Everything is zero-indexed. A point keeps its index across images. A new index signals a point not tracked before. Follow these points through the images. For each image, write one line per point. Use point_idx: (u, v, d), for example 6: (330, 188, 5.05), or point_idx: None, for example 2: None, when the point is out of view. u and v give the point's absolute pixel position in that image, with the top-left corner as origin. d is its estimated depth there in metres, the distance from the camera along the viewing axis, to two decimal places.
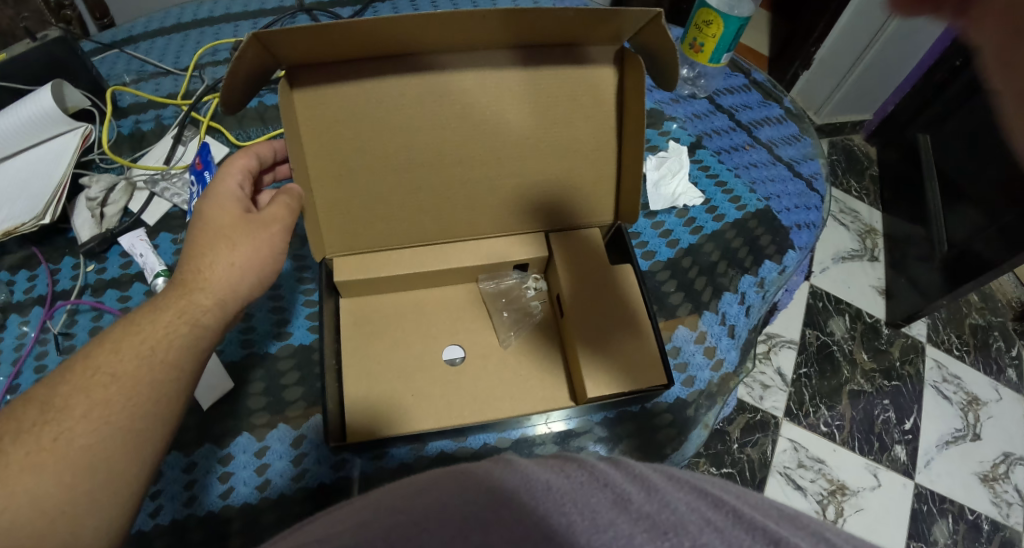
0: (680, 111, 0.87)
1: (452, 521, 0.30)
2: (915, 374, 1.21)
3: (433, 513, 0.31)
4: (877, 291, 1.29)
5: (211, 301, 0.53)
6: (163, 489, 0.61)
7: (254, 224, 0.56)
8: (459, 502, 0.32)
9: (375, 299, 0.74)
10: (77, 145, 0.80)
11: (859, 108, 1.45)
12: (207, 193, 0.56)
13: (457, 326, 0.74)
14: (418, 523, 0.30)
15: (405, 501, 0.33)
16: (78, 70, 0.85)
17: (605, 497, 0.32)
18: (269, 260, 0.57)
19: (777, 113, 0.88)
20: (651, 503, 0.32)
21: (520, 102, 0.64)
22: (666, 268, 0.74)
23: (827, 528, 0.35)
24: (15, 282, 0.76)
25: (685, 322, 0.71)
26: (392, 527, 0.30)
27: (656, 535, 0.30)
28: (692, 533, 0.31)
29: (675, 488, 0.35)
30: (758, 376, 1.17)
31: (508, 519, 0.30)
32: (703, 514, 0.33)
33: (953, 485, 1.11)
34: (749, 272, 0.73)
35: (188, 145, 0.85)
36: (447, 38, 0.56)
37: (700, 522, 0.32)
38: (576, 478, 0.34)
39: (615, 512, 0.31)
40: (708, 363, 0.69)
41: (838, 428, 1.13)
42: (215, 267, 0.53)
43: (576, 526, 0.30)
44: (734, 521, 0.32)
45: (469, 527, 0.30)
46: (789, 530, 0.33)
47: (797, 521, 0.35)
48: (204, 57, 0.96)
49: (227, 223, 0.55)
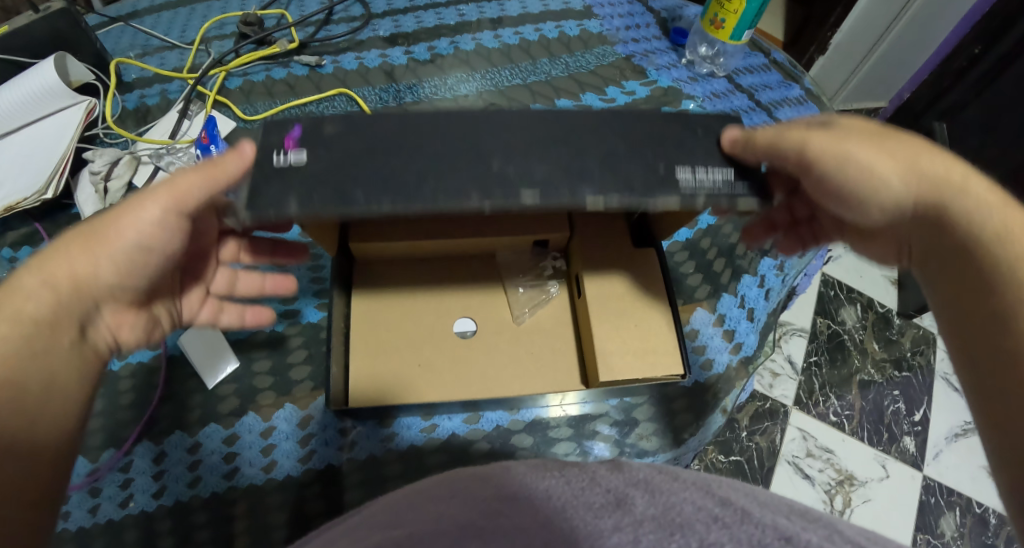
0: (698, 90, 0.85)
1: (446, 533, 0.29)
2: (926, 364, 1.19)
3: (430, 525, 0.30)
4: (890, 281, 1.27)
5: (44, 280, 0.45)
6: (167, 469, 0.61)
7: (137, 198, 0.47)
8: (455, 513, 0.31)
9: (382, 266, 0.71)
10: (80, 120, 0.78)
11: (871, 94, 1.46)
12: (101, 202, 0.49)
13: (469, 299, 0.71)
14: (412, 535, 0.30)
15: (401, 517, 0.32)
16: (82, 43, 0.83)
17: (607, 501, 0.32)
18: (135, 235, 0.47)
19: (796, 93, 0.87)
20: (655, 505, 0.32)
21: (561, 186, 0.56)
22: (684, 249, 0.73)
23: (843, 522, 0.33)
24: (18, 259, 0.75)
25: (703, 305, 0.70)
26: (389, 539, 0.30)
27: (662, 535, 0.29)
28: (699, 532, 0.29)
29: (677, 485, 0.34)
30: (769, 364, 1.16)
31: (509, 527, 0.30)
32: (709, 512, 0.31)
33: (960, 478, 1.09)
34: (769, 254, 0.71)
35: (194, 120, 0.82)
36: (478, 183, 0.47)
37: (707, 519, 0.30)
38: (576, 484, 0.34)
39: (619, 512, 0.31)
40: (727, 346, 0.68)
41: (847, 418, 1.12)
42: (77, 248, 0.47)
43: (580, 529, 0.30)
44: (743, 516, 0.31)
45: (465, 534, 0.29)
46: (801, 524, 0.31)
47: (806, 514, 0.33)
48: (210, 31, 0.94)
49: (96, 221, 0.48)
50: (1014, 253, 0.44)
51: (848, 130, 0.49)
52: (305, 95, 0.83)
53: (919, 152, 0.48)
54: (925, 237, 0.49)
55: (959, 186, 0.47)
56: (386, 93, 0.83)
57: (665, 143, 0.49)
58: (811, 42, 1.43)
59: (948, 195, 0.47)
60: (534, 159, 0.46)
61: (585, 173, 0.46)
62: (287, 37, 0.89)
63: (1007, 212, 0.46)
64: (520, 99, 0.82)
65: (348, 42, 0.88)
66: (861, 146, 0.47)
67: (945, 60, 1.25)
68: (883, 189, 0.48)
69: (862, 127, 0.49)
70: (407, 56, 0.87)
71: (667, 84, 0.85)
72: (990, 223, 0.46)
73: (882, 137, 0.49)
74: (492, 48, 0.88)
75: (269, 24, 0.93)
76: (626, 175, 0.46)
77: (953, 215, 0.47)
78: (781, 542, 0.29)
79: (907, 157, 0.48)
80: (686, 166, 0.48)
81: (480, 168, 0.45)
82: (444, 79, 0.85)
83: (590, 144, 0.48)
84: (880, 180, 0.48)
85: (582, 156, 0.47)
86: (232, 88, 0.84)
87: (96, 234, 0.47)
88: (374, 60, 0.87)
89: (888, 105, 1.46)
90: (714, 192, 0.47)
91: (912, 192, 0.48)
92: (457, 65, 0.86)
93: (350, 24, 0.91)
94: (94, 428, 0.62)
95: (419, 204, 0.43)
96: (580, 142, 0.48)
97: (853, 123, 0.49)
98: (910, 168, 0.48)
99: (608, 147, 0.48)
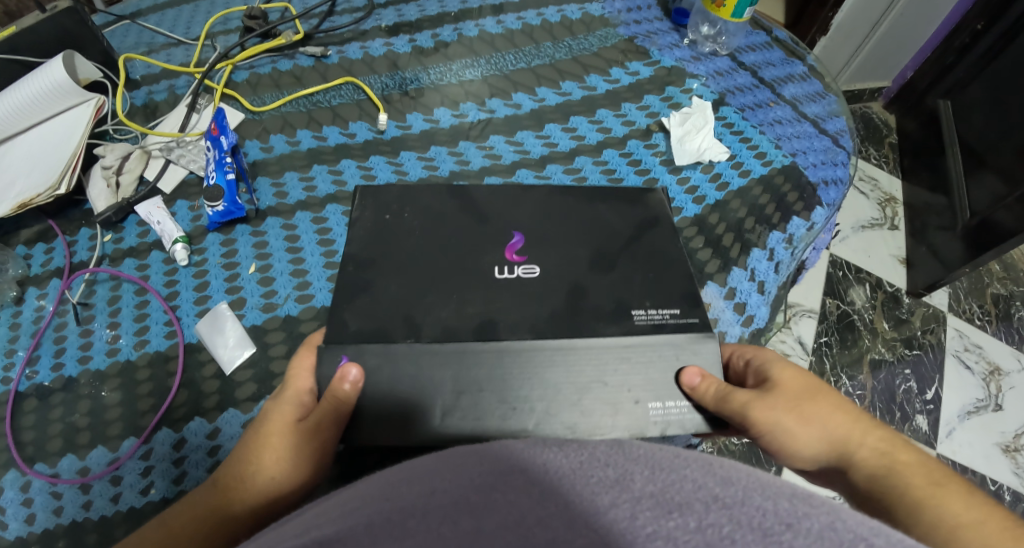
0: (701, 69, 0.85)
1: (439, 508, 0.26)
2: (937, 343, 1.20)
3: (425, 498, 0.27)
4: (897, 260, 1.30)
5: (248, 506, 0.45)
6: (188, 456, 0.60)
7: (287, 420, 0.49)
8: (449, 486, 0.28)
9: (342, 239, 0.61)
10: (90, 116, 0.78)
11: (877, 75, 1.49)
12: (262, 420, 0.50)
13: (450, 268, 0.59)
14: (405, 510, 0.26)
15: (395, 488, 0.29)
16: (89, 42, 0.84)
17: (605, 477, 0.27)
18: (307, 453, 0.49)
19: (800, 71, 0.88)
20: (655, 481, 0.26)
21: (568, 325, 0.56)
22: (693, 225, 0.70)
23: (845, 506, 0.26)
24: (32, 256, 0.74)
25: (714, 279, 0.67)
26: (381, 513, 0.26)
27: (659, 514, 0.24)
28: (697, 512, 0.25)
29: (678, 462, 0.28)
30: (779, 344, 1.16)
31: (500, 506, 0.26)
32: (708, 491, 0.26)
33: (973, 455, 1.09)
34: (777, 228, 0.71)
35: (202, 113, 0.83)
36: (479, 415, 0.52)
37: (706, 499, 0.25)
38: (573, 458, 0.28)
39: (613, 490, 0.26)
40: (739, 319, 0.65)
41: (859, 397, 1.11)
42: (246, 478, 0.47)
43: (573, 505, 0.25)
44: (747, 495, 0.26)
45: (458, 510, 0.26)
46: (808, 508, 0.25)
47: (810, 494, 0.26)
48: (215, 27, 0.95)
49: (263, 440, 0.48)
50: (912, 493, 0.46)
51: (782, 393, 0.52)
52: (312, 85, 0.83)
53: (827, 410, 0.51)
54: (842, 482, 0.51)
55: (857, 438, 0.50)
56: (391, 81, 0.84)
57: (650, 372, 0.55)
58: (812, 24, 1.41)
59: (851, 441, 0.50)
60: (539, 393, 0.53)
61: (578, 401, 0.53)
62: (291, 30, 0.90)
63: (902, 450, 0.49)
64: (525, 82, 0.83)
65: (352, 33, 0.89)
66: (781, 414, 0.51)
67: (948, 39, 1.31)
68: (802, 451, 0.51)
69: (793, 385, 0.52)
70: (411, 45, 0.88)
71: (670, 64, 0.85)
72: (881, 462, 0.48)
73: (805, 395, 0.52)
74: (494, 34, 0.88)
75: (273, 17, 0.94)
76: (611, 408, 0.53)
77: (857, 460, 0.49)
78: (788, 531, 0.24)
79: (819, 420, 0.51)
80: (657, 396, 0.54)
81: (504, 408, 0.52)
82: (448, 65, 0.85)
83: (582, 372, 0.54)
84: (799, 446, 0.51)
85: (577, 390, 0.53)
86: (239, 81, 0.84)
87: (267, 448, 0.48)
88: (378, 49, 0.87)
89: (891, 85, 1.51)
90: (678, 419, 0.53)
91: (824, 452, 0.51)
92: (461, 52, 0.87)
93: (353, 15, 0.92)
94: (113, 417, 0.62)
95: (467, 428, 0.51)
96: (577, 368, 0.54)
97: (787, 380, 0.52)
98: (820, 429, 0.51)
99: (599, 379, 0.54)
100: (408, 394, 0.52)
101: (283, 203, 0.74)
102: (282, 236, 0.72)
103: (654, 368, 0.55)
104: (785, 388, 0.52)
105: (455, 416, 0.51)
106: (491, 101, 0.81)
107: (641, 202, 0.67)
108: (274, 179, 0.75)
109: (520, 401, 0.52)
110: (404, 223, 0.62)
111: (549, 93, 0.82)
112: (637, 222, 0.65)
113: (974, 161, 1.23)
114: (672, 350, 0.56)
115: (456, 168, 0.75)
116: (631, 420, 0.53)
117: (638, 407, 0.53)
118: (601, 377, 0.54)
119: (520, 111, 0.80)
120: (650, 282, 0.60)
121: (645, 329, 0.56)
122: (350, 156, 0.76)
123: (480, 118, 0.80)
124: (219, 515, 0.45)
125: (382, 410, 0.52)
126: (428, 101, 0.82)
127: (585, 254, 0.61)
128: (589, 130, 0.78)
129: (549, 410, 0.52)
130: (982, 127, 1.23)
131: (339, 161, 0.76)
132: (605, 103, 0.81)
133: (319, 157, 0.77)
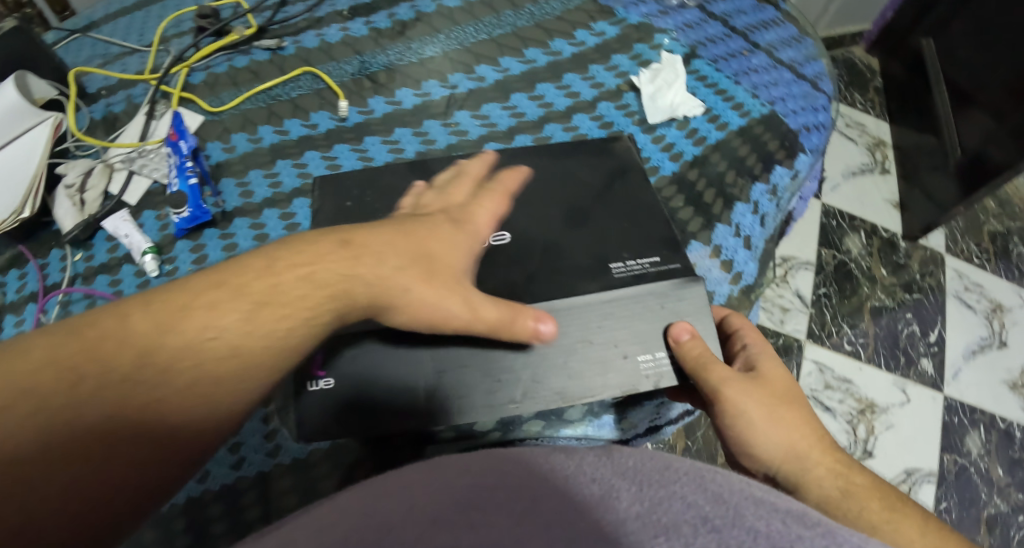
0: (670, 23, 0.82)
1: (416, 524, 0.25)
2: (937, 285, 1.18)
3: (404, 515, 0.26)
4: (891, 205, 1.28)
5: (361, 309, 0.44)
6: None
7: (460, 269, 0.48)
8: (431, 505, 0.27)
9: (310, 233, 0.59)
10: (49, 135, 0.76)
11: (856, 18, 1.46)
12: (445, 239, 0.49)
13: None
14: (382, 528, 0.25)
15: (375, 504, 0.28)
16: (41, 59, 0.81)
17: (591, 494, 0.28)
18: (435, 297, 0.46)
19: (772, 16, 0.85)
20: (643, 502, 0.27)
21: (550, 296, 0.54)
22: (672, 183, 0.68)
23: (840, 528, 0.27)
24: (6, 283, 0.72)
25: (698, 238, 0.65)
26: (358, 530, 0.26)
27: (645, 536, 0.25)
28: (685, 534, 0.25)
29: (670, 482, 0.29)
30: (778, 300, 1.14)
31: (479, 521, 0.25)
32: (699, 512, 0.27)
33: (982, 395, 1.08)
34: (761, 179, 0.69)
35: (162, 120, 0.80)
36: (458, 402, 0.50)
37: (695, 521, 0.26)
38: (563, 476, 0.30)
39: (601, 509, 0.27)
40: (726, 277, 0.64)
41: (862, 346, 1.10)
42: (393, 287, 0.45)
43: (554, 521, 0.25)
44: (739, 517, 0.26)
45: (436, 526, 0.25)
46: (802, 530, 0.26)
47: (806, 517, 0.27)
48: (168, 30, 0.92)
49: (432, 256, 0.47)
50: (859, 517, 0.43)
51: (765, 385, 0.50)
52: (269, 78, 0.81)
53: (799, 422, 0.49)
54: None
55: (814, 456, 0.48)
56: (352, 66, 0.81)
57: (637, 324, 0.53)
58: None
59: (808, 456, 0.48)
60: (523, 361, 0.51)
61: (565, 364, 0.52)
62: (244, 24, 0.87)
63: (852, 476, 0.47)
64: (487, 54, 0.80)
65: (307, 21, 0.86)
66: (753, 405, 0.49)
67: None
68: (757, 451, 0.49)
69: (779, 381, 0.51)
70: (367, 27, 0.85)
71: (637, 20, 0.82)
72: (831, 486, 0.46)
73: (787, 397, 0.50)
74: (453, 7, 0.85)
75: (226, 14, 0.91)
76: (601, 367, 0.52)
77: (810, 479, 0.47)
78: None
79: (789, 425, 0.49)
80: (646, 348, 0.52)
81: (489, 381, 0.51)
82: (408, 44, 0.82)
83: (567, 333, 0.52)
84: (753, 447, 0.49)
85: (564, 352, 0.52)
86: (196, 83, 0.81)
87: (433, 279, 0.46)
88: (335, 35, 0.84)
89: (871, 27, 1.48)
90: (671, 369, 0.52)
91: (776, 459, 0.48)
92: (422, 30, 0.84)
93: (306, 3, 0.89)
94: None
95: (445, 418, 0.49)
96: (561, 332, 0.52)
97: (772, 374, 0.51)
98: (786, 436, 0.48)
99: (585, 338, 0.52)
100: (381, 388, 0.50)
101: (249, 202, 0.71)
102: (251, 235, 0.70)
103: (641, 319, 0.53)
104: (769, 382, 0.51)
105: (439, 399, 0.50)
106: (454, 76, 0.79)
107: (609, 150, 0.65)
108: (238, 179, 0.73)
109: (503, 371, 0.51)
110: (368, 206, 0.60)
111: (513, 62, 0.79)
112: (608, 176, 0.63)
113: (962, 100, 1.21)
114: (654, 318, 0.53)
115: (422, 149, 0.73)
116: (622, 378, 0.51)
117: (628, 360, 0.52)
118: (587, 336, 0.52)
119: (483, 83, 0.78)
120: (632, 231, 0.58)
121: (631, 280, 0.55)
122: (314, 147, 0.74)
123: (444, 95, 0.77)
124: (345, 290, 0.42)
125: (358, 404, 0.50)
126: (392, 84, 0.79)
127: (561, 223, 0.58)
128: (556, 95, 0.76)
129: (535, 377, 0.51)
130: (970, 63, 1.20)
131: (303, 154, 0.74)
132: (573, 67, 0.78)
133: (282, 152, 0.74)
